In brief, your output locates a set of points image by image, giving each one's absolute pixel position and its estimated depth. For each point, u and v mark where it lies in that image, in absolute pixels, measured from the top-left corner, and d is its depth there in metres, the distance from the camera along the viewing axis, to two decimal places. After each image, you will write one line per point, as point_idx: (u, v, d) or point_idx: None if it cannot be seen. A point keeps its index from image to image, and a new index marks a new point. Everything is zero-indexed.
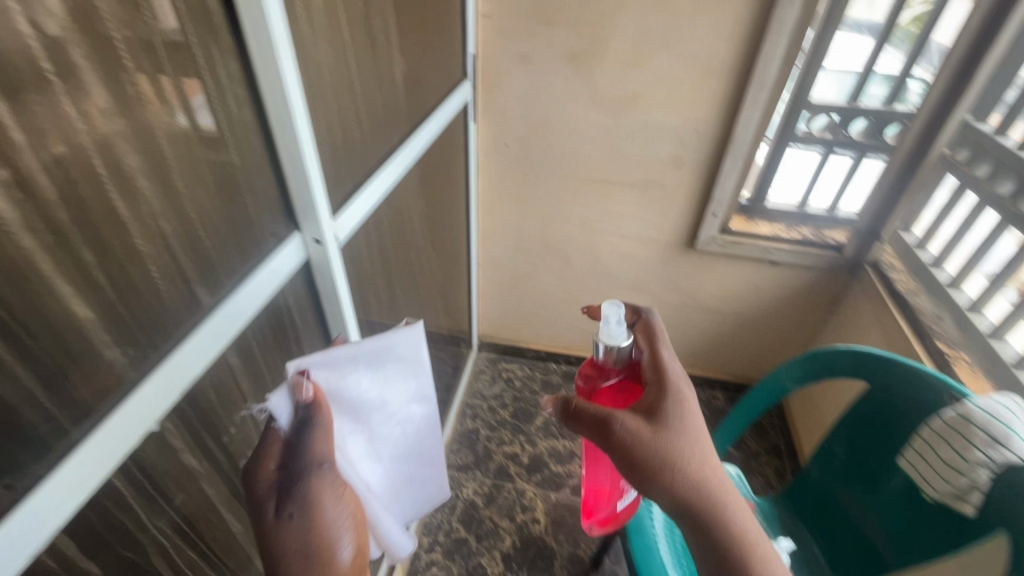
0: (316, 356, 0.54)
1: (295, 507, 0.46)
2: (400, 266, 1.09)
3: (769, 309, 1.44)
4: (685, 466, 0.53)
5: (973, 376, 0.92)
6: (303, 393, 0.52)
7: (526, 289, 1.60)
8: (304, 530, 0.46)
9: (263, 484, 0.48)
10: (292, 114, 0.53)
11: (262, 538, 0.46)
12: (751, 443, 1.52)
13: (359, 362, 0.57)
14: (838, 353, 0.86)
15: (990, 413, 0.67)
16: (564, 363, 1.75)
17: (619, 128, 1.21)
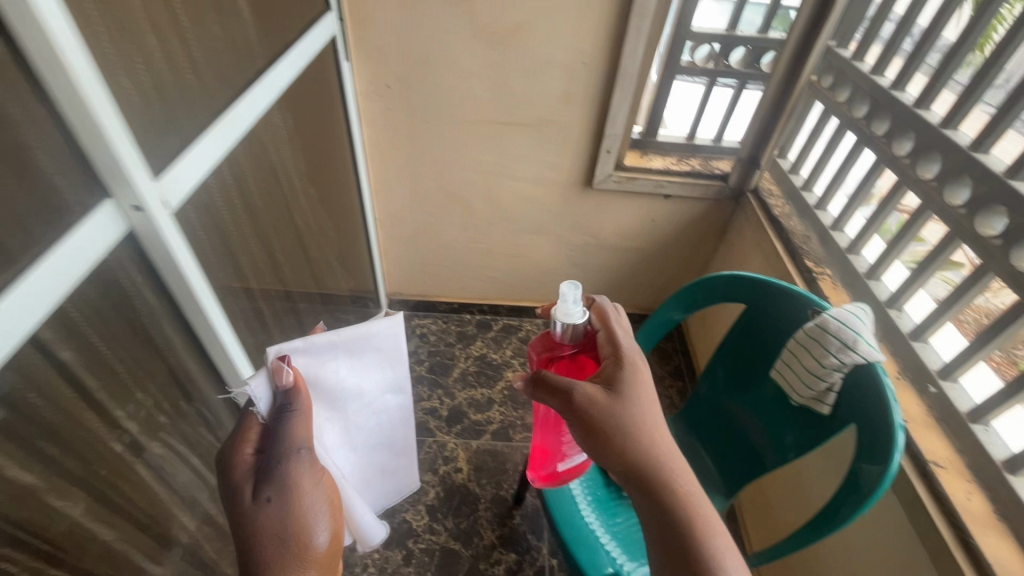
0: (296, 344, 0.61)
1: (273, 492, 0.57)
2: (272, 231, 0.98)
3: (666, 242, 1.49)
4: (637, 430, 0.59)
5: (834, 290, 1.02)
6: (284, 375, 0.60)
7: (431, 240, 1.54)
8: (279, 510, 0.57)
9: (243, 466, 0.59)
10: (61, 49, 0.42)
11: (238, 513, 0.57)
12: (656, 368, 1.62)
13: (339, 353, 0.66)
14: (710, 282, 0.90)
15: (841, 322, 0.73)
16: (478, 312, 1.73)
17: (505, 62, 1.14)
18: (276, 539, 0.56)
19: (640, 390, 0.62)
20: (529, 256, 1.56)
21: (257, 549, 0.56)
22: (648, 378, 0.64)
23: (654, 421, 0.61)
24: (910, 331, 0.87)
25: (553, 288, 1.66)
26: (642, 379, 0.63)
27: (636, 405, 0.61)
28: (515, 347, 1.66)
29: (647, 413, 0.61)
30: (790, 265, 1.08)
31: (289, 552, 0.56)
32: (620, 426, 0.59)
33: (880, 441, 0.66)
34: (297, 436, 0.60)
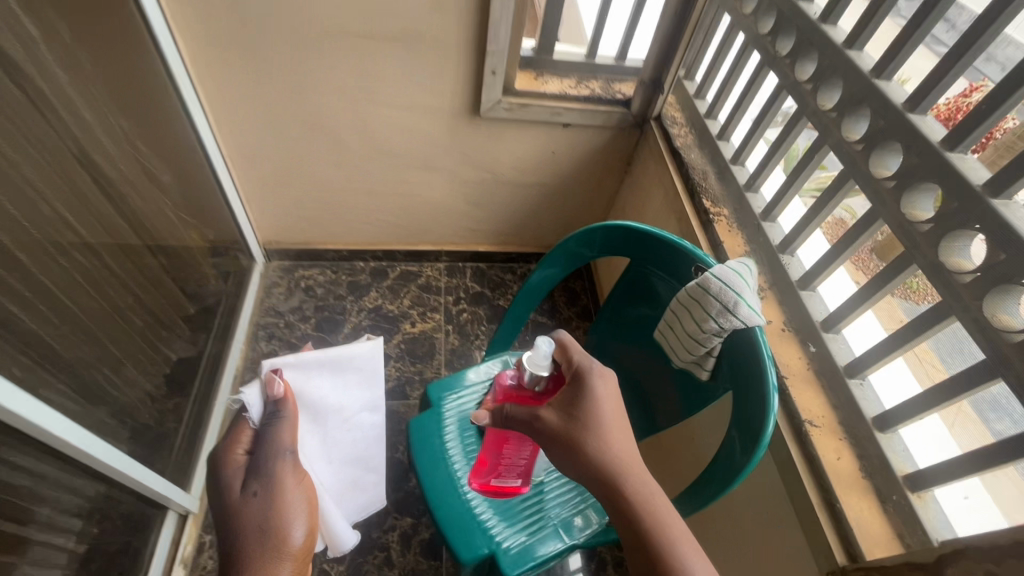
0: (288, 359, 0.93)
1: (258, 486, 0.76)
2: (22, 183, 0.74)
3: (569, 177, 1.36)
4: (602, 446, 0.57)
5: (731, 234, 0.92)
6: (276, 386, 0.86)
7: (301, 181, 1.32)
8: (262, 504, 0.75)
9: (234, 462, 0.79)
10: None
11: (229, 508, 0.75)
12: (562, 309, 1.57)
13: (324, 370, 0.96)
14: (575, 244, 0.83)
15: (723, 281, 0.64)
16: (371, 260, 1.56)
17: None
18: (257, 531, 0.72)
19: (605, 406, 0.60)
20: (419, 196, 1.38)
21: (239, 538, 0.72)
22: (615, 396, 0.61)
23: (621, 434, 0.58)
24: (798, 280, 0.81)
25: (451, 230, 1.51)
26: (609, 396, 0.60)
27: (601, 423, 0.58)
28: (414, 296, 1.52)
29: (614, 428, 0.58)
30: (687, 206, 1.00)
31: (267, 545, 0.72)
32: (585, 445, 0.57)
33: (758, 408, 0.61)
34: (278, 432, 0.82)
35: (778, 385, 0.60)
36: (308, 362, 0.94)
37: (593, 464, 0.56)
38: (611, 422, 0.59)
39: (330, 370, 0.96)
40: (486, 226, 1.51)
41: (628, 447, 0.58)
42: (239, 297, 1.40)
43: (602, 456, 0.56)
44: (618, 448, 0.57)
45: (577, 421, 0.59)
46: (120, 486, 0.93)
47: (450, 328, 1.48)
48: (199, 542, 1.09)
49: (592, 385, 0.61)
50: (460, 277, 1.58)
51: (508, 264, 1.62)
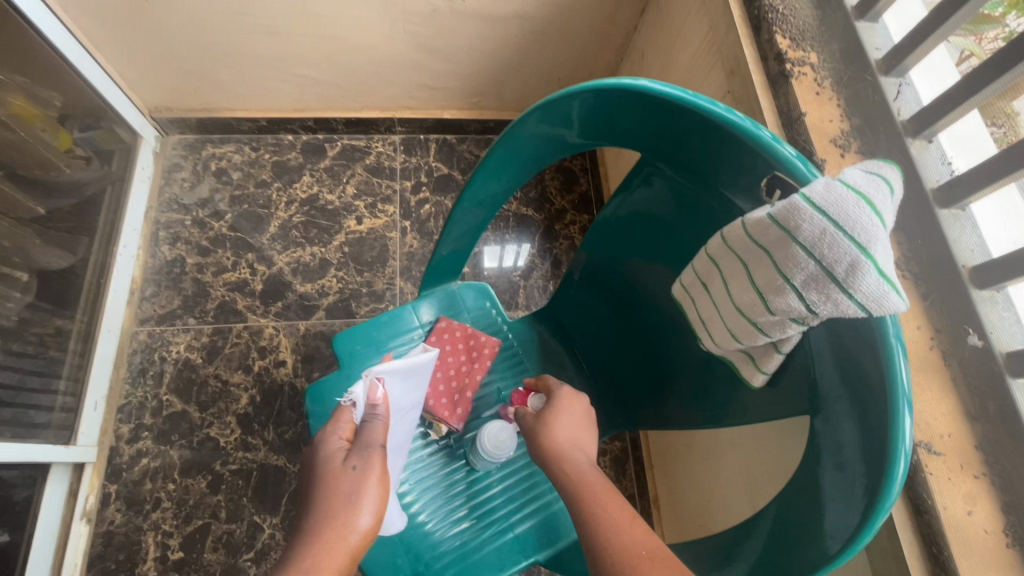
0: (384, 365, 0.54)
1: (359, 458, 0.49)
2: None
3: (565, 4, 0.91)
4: (551, 434, 0.47)
5: (817, 100, 0.53)
6: (376, 397, 0.53)
7: (167, 15, 0.89)
8: (356, 484, 0.47)
9: (334, 454, 0.49)
10: None
11: (315, 483, 0.48)
12: (554, 198, 1.22)
13: (406, 376, 0.56)
14: (539, 123, 0.47)
15: (828, 215, 0.30)
16: (302, 131, 1.19)
17: None
18: (339, 506, 0.46)
19: (567, 405, 0.49)
20: (346, 39, 0.96)
21: (317, 518, 0.45)
22: (578, 397, 0.50)
23: (583, 433, 0.47)
24: (938, 190, 0.47)
25: (401, 88, 1.10)
26: (570, 397, 0.50)
27: (555, 413, 0.48)
28: (360, 181, 1.17)
29: (572, 423, 0.48)
30: (746, 49, 0.59)
31: (332, 521, 0.45)
32: (533, 431, 0.48)
33: (864, 443, 0.32)
34: (379, 437, 0.51)
35: (912, 401, 0.31)
36: (400, 372, 0.55)
37: (537, 451, 0.46)
38: (571, 418, 0.48)
39: (417, 381, 0.58)
40: (450, 84, 1.10)
41: (586, 444, 0.47)
42: (125, 186, 1.07)
43: (547, 440, 0.46)
44: (568, 433, 0.47)
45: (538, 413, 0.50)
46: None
47: (408, 225, 1.15)
48: (105, 494, 0.91)
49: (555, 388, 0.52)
50: (421, 154, 1.21)
51: (484, 135, 1.24)
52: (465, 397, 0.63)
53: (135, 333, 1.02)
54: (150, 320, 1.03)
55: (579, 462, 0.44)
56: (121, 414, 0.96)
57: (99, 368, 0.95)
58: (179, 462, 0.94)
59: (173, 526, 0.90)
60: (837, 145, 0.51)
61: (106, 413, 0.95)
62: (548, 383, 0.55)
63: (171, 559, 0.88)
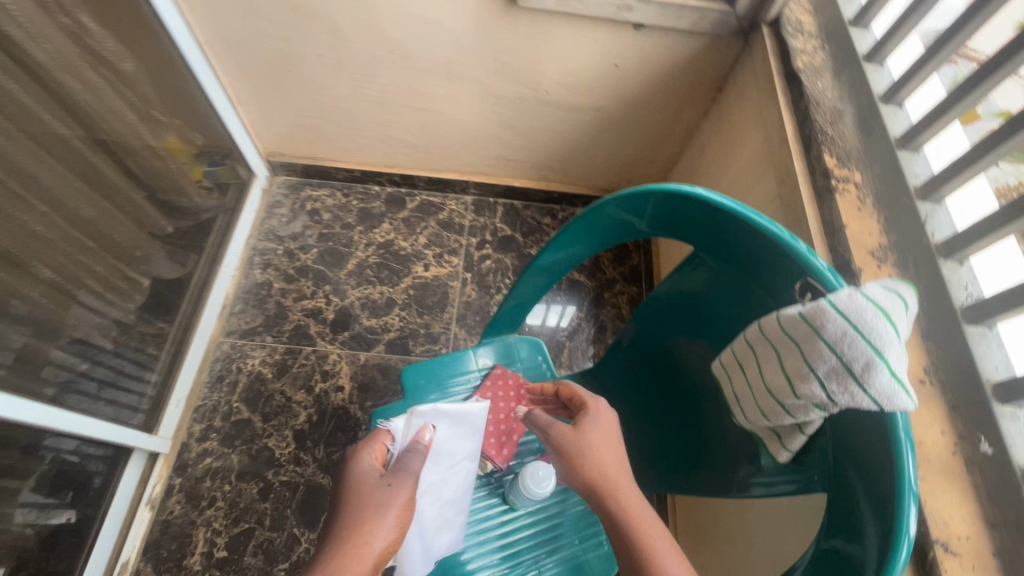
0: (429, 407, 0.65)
1: (394, 477, 0.54)
2: None
3: (634, 101, 1.03)
4: (583, 450, 0.51)
5: (859, 214, 0.60)
6: (423, 436, 0.61)
7: (298, 84, 1.07)
8: (390, 499, 0.52)
9: (368, 469, 0.54)
10: None
11: (343, 491, 0.52)
12: (607, 268, 1.30)
13: (450, 421, 0.65)
14: (611, 210, 0.56)
15: (849, 320, 0.36)
16: (387, 184, 1.34)
17: None
18: (367, 515, 0.50)
19: (598, 425, 0.54)
20: (439, 112, 1.11)
21: (347, 522, 0.49)
22: (613, 419, 0.55)
23: (612, 455, 0.50)
24: (966, 308, 0.52)
25: (481, 157, 1.24)
26: (603, 416, 0.55)
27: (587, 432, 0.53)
28: (431, 233, 1.30)
29: (606, 441, 0.52)
30: (797, 162, 0.67)
31: (361, 526, 0.49)
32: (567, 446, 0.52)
33: (877, 515, 0.36)
34: (415, 464, 0.57)
35: (917, 493, 0.35)
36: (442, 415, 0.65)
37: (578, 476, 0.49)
38: (602, 439, 0.52)
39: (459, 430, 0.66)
40: (523, 158, 1.23)
41: (624, 464, 0.50)
42: (234, 215, 1.24)
43: (578, 458, 0.50)
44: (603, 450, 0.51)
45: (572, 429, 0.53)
46: (56, 433, 0.81)
47: (469, 278, 1.26)
48: (170, 485, 1.01)
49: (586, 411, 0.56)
50: (488, 215, 1.33)
51: (548, 204, 1.36)
52: (512, 440, 0.70)
53: (220, 343, 1.15)
54: (234, 332, 1.16)
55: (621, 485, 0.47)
56: (196, 414, 1.07)
57: (185, 371, 1.07)
58: (238, 466, 1.02)
59: (222, 526, 0.98)
60: (874, 257, 0.57)
61: (185, 411, 1.06)
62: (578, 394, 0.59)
63: (216, 556, 0.95)
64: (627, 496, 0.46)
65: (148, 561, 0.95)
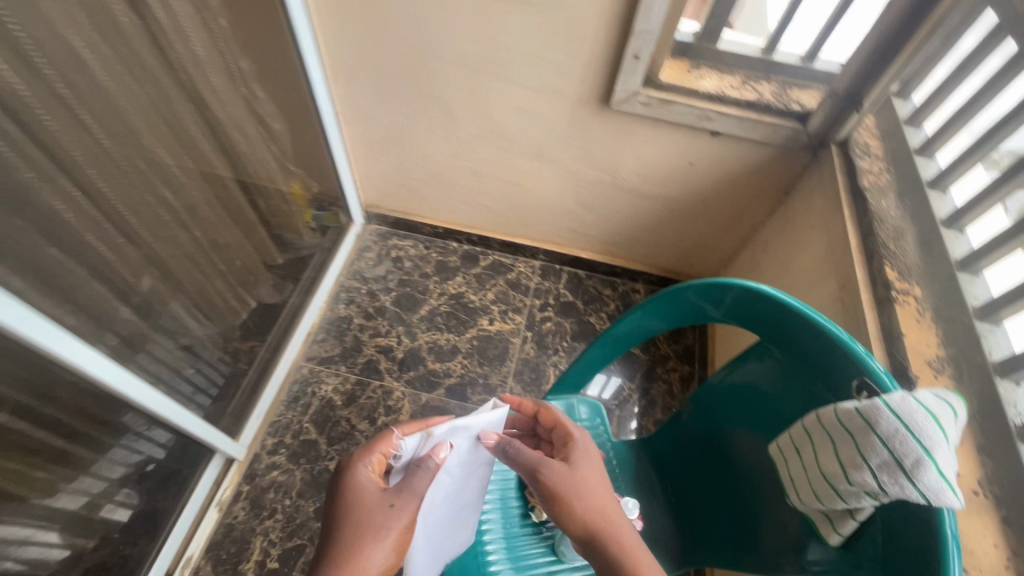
0: (446, 427, 0.57)
1: (397, 498, 0.56)
2: (108, 116, 0.72)
3: (704, 195, 1.12)
4: (586, 492, 0.58)
5: (917, 326, 0.65)
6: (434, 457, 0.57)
7: (407, 152, 1.24)
8: (391, 522, 0.55)
9: (369, 485, 0.58)
10: None
11: (346, 502, 0.58)
12: (661, 344, 1.35)
13: (469, 438, 0.60)
14: (689, 296, 0.63)
15: (901, 419, 0.42)
16: (465, 242, 1.48)
17: None
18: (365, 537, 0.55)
19: (589, 463, 0.61)
20: (524, 186, 1.24)
21: (346, 542, 0.55)
22: (598, 455, 0.63)
23: (605, 495, 0.58)
24: (1021, 427, 0.55)
25: (554, 228, 1.36)
26: (589, 454, 0.63)
27: (584, 472, 0.60)
28: (499, 290, 1.41)
29: (598, 479, 0.60)
30: (859, 271, 0.73)
31: (356, 547, 0.55)
32: (569, 492, 0.57)
33: None
34: (421, 487, 0.57)
35: None
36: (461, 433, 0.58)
37: (579, 525, 0.56)
38: (592, 477, 0.60)
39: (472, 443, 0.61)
40: (594, 233, 1.33)
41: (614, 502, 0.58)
42: (329, 253, 1.39)
43: (578, 502, 0.57)
44: (599, 491, 0.58)
45: (569, 468, 0.60)
46: (148, 434, 0.91)
47: (529, 336, 1.34)
48: (237, 491, 1.09)
49: (575, 446, 0.63)
50: (553, 280, 1.43)
51: (610, 277, 1.44)
52: None
53: (300, 366, 1.27)
54: (314, 358, 1.28)
55: (617, 521, 0.56)
56: (270, 428, 1.17)
57: (268, 388, 1.19)
58: (299, 483, 1.11)
59: (278, 538, 1.05)
60: (931, 367, 0.61)
61: (262, 424, 1.17)
62: (565, 426, 0.66)
63: (267, 566, 1.02)
64: (623, 533, 0.55)
65: (208, 561, 1.02)
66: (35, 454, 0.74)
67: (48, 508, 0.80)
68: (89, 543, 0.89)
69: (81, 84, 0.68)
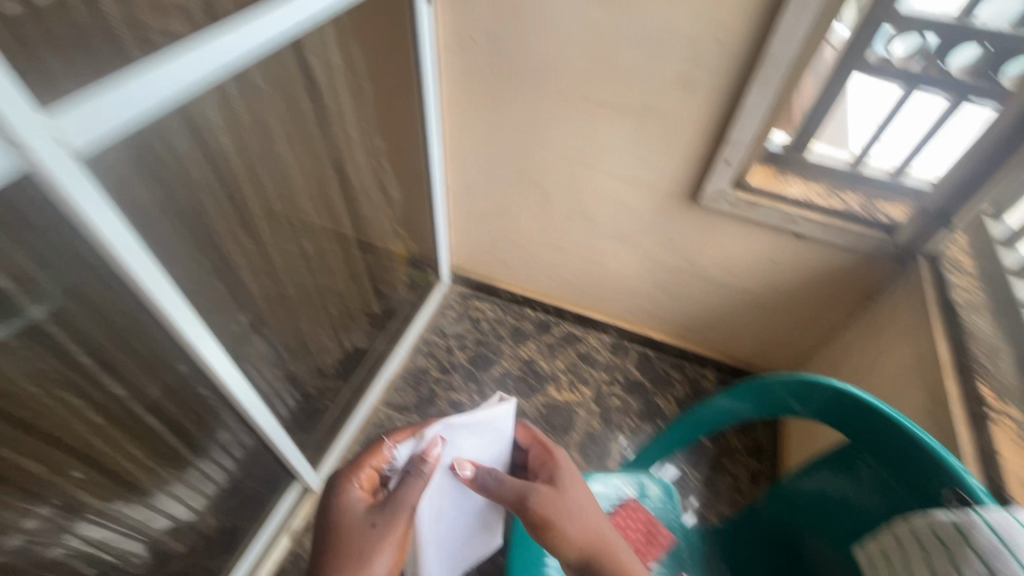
0: (439, 427, 0.66)
1: (380, 518, 0.63)
2: (282, 181, 0.88)
3: (784, 292, 1.15)
4: (577, 512, 0.66)
5: (1016, 448, 0.64)
6: (428, 456, 0.66)
7: (501, 225, 1.37)
8: (374, 541, 0.62)
9: (358, 503, 0.65)
10: None
11: (337, 522, 0.64)
12: (730, 436, 1.33)
13: (466, 436, 0.69)
14: (775, 388, 0.66)
15: (999, 536, 0.43)
16: (541, 311, 1.56)
17: (604, 34, 0.89)
18: (355, 557, 0.61)
19: (574, 487, 0.69)
20: (605, 265, 1.32)
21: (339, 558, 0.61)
22: (579, 476, 0.71)
23: (592, 515, 0.66)
24: None
25: (629, 308, 1.42)
26: (570, 476, 0.70)
27: (569, 496, 0.68)
28: (569, 361, 1.46)
29: (586, 501, 0.68)
30: (951, 385, 0.73)
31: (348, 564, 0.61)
32: (557, 516, 0.65)
33: None
34: (411, 496, 0.64)
35: None
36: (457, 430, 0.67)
37: (574, 544, 0.64)
38: (579, 498, 0.68)
39: (469, 441, 0.69)
40: (668, 316, 1.38)
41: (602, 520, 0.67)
42: (417, 308, 1.51)
43: (570, 524, 0.65)
44: (589, 513, 0.66)
45: (557, 492, 0.68)
46: (250, 450, 1.03)
47: (595, 410, 1.36)
48: (309, 521, 1.16)
49: (558, 469, 0.71)
50: (623, 357, 1.47)
51: (680, 360, 1.46)
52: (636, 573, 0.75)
53: (378, 410, 1.36)
54: (392, 404, 1.36)
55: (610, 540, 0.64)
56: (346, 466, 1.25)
57: (349, 427, 1.27)
58: None
59: None
60: None
61: (338, 460, 1.25)
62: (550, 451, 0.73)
63: None
64: (619, 551, 0.64)
65: None
66: (162, 454, 0.87)
67: (159, 507, 0.91)
68: (183, 547, 0.99)
69: (271, 156, 0.84)
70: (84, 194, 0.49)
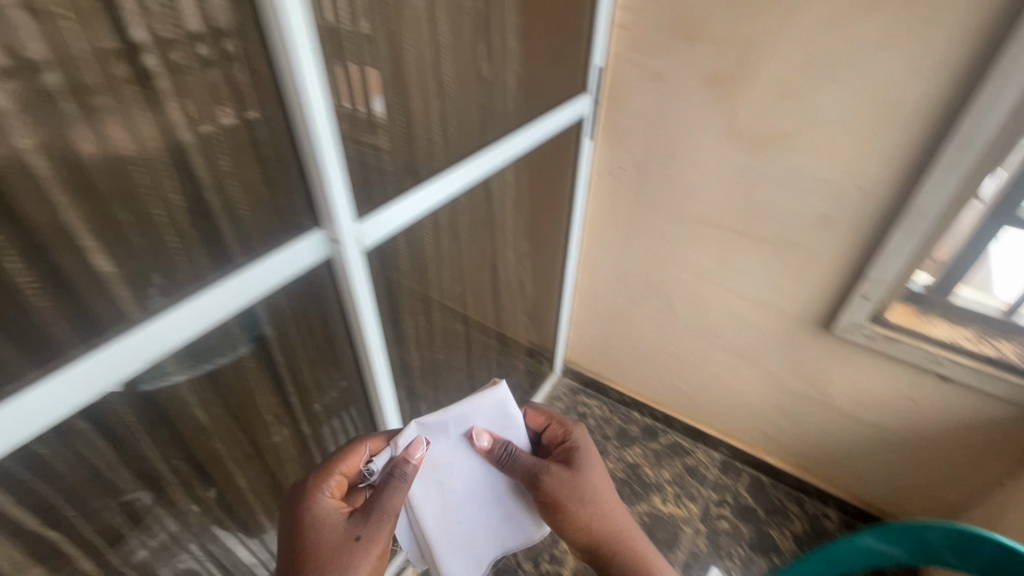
0: (413, 428, 0.71)
1: (361, 530, 0.66)
2: (456, 274, 1.05)
3: (925, 436, 1.09)
4: (592, 489, 0.81)
5: None
6: (411, 457, 0.69)
7: (621, 328, 1.45)
8: (357, 551, 0.65)
9: (332, 512, 0.68)
10: (320, 153, 0.57)
11: (314, 536, 0.66)
12: None
13: (444, 436, 0.74)
14: (930, 536, 0.65)
15: None
16: (648, 416, 1.57)
17: (746, 175, 1.01)
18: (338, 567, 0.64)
19: (586, 465, 0.81)
20: (723, 380, 1.34)
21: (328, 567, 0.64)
22: (591, 453, 0.82)
23: (599, 491, 0.81)
24: None
25: (745, 427, 1.39)
26: (583, 457, 0.81)
27: (582, 477, 0.80)
28: (675, 472, 1.44)
29: (601, 481, 0.82)
30: None
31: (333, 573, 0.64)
32: (573, 496, 0.78)
33: None
34: (393, 500, 0.67)
35: None
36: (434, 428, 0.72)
37: (584, 515, 0.79)
38: (590, 477, 0.81)
39: (452, 437, 0.74)
40: (787, 442, 1.33)
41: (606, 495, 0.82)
42: (529, 395, 1.60)
43: (584, 504, 0.79)
44: (600, 493, 0.81)
45: (574, 475, 0.79)
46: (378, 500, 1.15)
47: (702, 530, 1.31)
48: None
49: (576, 452, 0.81)
50: (733, 478, 1.42)
51: (798, 493, 1.38)
52: None
53: None
54: None
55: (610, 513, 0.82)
56: None
57: None
58: None
59: None
60: None
61: None
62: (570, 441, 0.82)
63: None
64: (615, 522, 0.83)
65: None
66: None
67: None
68: None
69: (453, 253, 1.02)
70: (358, 276, 0.71)
